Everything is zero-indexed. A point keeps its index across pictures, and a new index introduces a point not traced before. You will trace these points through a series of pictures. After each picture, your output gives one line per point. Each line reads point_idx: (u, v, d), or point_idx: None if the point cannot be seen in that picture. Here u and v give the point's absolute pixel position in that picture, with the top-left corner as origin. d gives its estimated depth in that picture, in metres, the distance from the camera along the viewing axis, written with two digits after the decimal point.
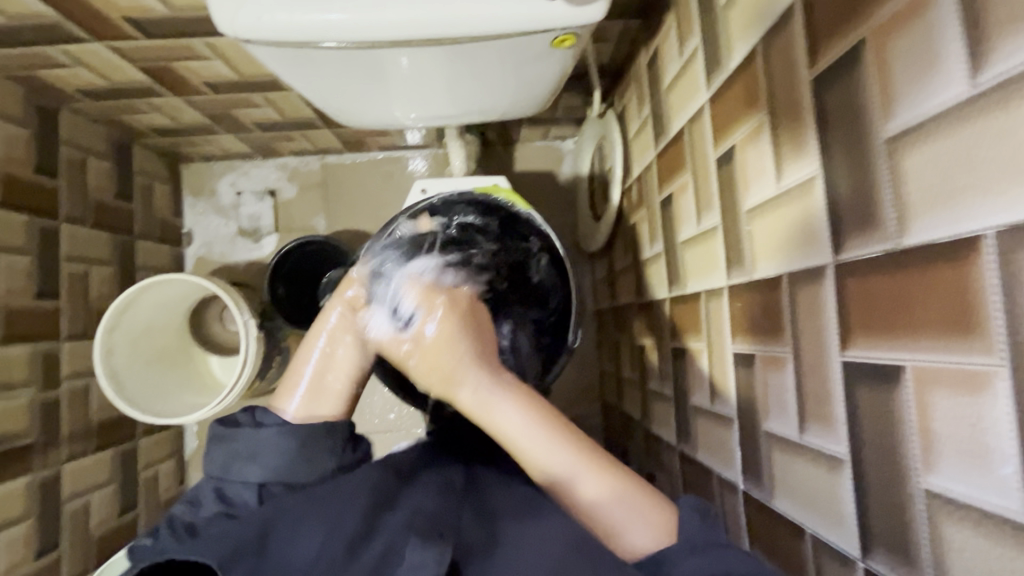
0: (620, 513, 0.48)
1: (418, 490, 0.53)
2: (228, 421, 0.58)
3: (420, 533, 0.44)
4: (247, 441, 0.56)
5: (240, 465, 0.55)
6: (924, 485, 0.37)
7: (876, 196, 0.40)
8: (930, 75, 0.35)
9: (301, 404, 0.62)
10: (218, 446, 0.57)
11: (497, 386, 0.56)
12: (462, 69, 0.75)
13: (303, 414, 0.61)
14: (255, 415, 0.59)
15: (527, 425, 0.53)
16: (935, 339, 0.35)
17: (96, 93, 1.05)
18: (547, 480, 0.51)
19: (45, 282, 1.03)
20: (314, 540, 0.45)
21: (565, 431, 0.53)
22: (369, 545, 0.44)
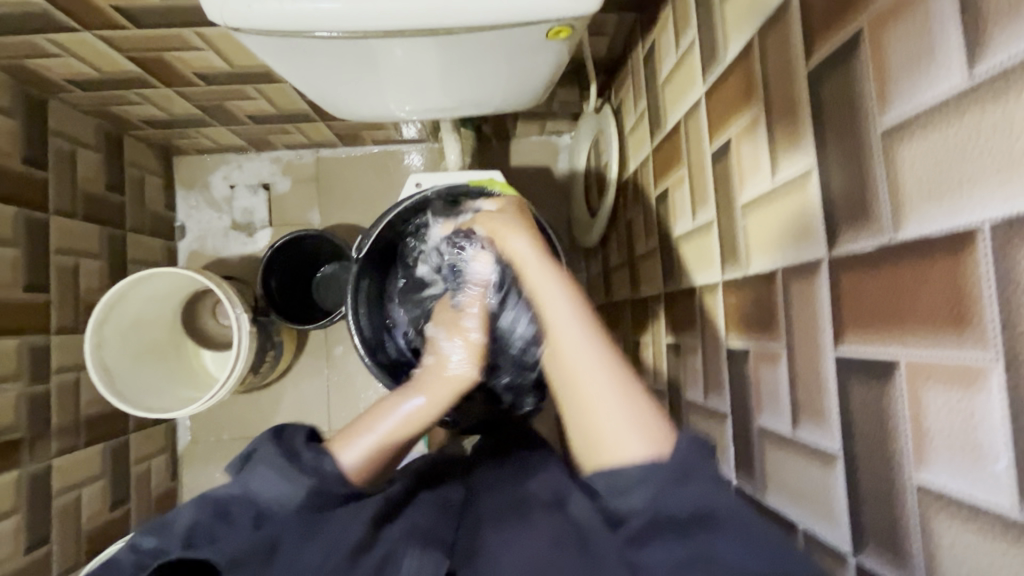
0: (620, 419, 0.52)
1: (419, 507, 0.59)
2: (269, 439, 0.56)
3: (417, 543, 0.52)
4: (283, 477, 0.53)
5: (286, 498, 0.53)
6: (915, 480, 0.37)
7: (871, 188, 0.39)
8: (926, 65, 0.34)
9: (367, 459, 0.59)
10: (271, 474, 0.53)
11: (563, 292, 0.63)
12: (456, 60, 0.74)
13: (363, 470, 0.59)
14: (308, 452, 0.56)
15: (572, 322, 0.60)
16: (928, 333, 0.35)
17: (85, 84, 1.04)
18: (579, 372, 0.56)
19: (34, 275, 1.02)
20: (319, 552, 0.50)
21: (608, 345, 0.58)
22: (368, 556, 0.50)
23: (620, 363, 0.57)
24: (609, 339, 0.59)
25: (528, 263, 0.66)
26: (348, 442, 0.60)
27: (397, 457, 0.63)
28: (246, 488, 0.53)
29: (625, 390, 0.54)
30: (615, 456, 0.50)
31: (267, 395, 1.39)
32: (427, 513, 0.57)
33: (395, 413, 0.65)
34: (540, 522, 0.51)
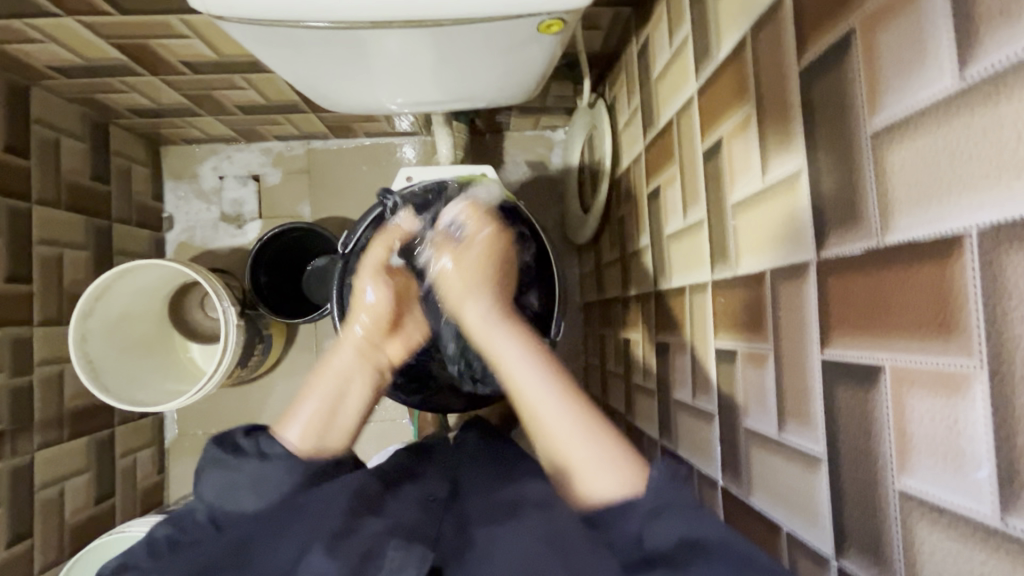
0: (587, 456, 0.52)
1: (399, 501, 0.57)
2: (212, 444, 0.58)
3: (400, 538, 0.49)
4: (227, 469, 0.55)
5: (238, 493, 0.55)
6: (898, 486, 0.37)
7: (861, 191, 0.39)
8: (917, 66, 0.34)
9: (309, 430, 0.61)
10: (216, 472, 0.56)
11: (507, 333, 0.63)
12: (446, 53, 0.73)
13: (308, 445, 0.60)
14: (247, 440, 0.58)
15: (526, 367, 0.59)
16: (914, 339, 0.35)
17: (69, 71, 1.02)
18: (542, 427, 0.55)
19: (16, 266, 1.00)
20: (294, 549, 0.48)
21: (576, 394, 0.57)
22: (350, 540, 0.47)
23: (591, 408, 0.56)
24: (569, 383, 0.58)
25: (478, 318, 0.66)
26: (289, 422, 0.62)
27: (332, 424, 0.63)
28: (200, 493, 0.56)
29: (584, 425, 0.54)
30: (594, 493, 0.50)
31: (256, 389, 1.38)
32: (411, 514, 0.55)
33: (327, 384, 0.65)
34: (528, 520, 0.51)
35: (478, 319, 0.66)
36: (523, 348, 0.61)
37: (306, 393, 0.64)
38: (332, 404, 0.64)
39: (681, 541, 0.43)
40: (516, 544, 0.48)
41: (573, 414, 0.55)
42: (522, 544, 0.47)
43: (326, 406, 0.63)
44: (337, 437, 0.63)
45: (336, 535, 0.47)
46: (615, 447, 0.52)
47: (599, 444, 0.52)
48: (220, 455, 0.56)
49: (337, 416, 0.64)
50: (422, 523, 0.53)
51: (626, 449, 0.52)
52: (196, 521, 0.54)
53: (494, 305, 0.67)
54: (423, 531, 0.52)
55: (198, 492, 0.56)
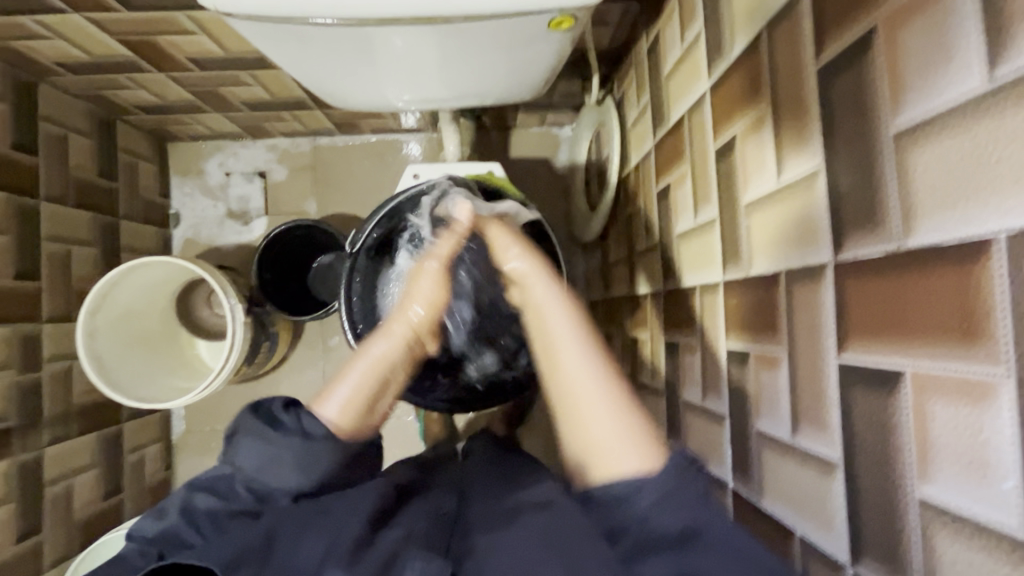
0: (611, 429, 0.49)
1: (410, 513, 0.58)
2: (248, 414, 0.57)
3: (416, 547, 0.50)
4: (268, 443, 0.54)
5: (279, 466, 0.54)
6: (917, 494, 0.36)
7: (881, 192, 0.38)
8: (943, 64, 0.33)
9: (348, 408, 0.57)
10: (256, 442, 0.55)
11: (562, 307, 0.59)
12: (455, 50, 0.72)
13: (347, 424, 0.57)
14: (286, 416, 0.56)
15: (575, 344, 0.55)
16: (937, 345, 0.34)
17: (76, 67, 1.01)
18: (589, 427, 0.50)
19: (24, 263, 1.01)
20: (318, 548, 0.48)
21: (606, 358, 0.55)
22: (369, 553, 0.48)
23: (620, 386, 0.53)
24: (605, 351, 0.56)
25: (535, 282, 0.62)
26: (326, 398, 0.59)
27: (373, 406, 0.60)
28: (236, 464, 0.55)
29: (620, 408, 0.51)
30: (615, 471, 0.48)
31: (262, 386, 1.38)
32: (421, 522, 0.56)
33: (366, 354, 0.61)
34: (529, 522, 0.53)
35: (522, 270, 0.64)
36: (574, 323, 0.58)
37: (342, 371, 0.60)
38: (371, 389, 0.59)
39: (684, 529, 0.44)
40: (521, 547, 0.49)
41: (614, 403, 0.51)
42: (523, 544, 0.49)
43: (366, 387, 0.59)
44: (375, 420, 0.60)
45: (355, 547, 0.48)
46: (636, 427, 0.49)
47: (630, 441, 0.48)
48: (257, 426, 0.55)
49: (376, 402, 0.60)
50: (433, 532, 0.55)
51: (650, 432, 0.49)
52: (237, 490, 0.55)
53: (540, 262, 0.64)
54: (435, 540, 0.53)
55: (235, 460, 0.55)
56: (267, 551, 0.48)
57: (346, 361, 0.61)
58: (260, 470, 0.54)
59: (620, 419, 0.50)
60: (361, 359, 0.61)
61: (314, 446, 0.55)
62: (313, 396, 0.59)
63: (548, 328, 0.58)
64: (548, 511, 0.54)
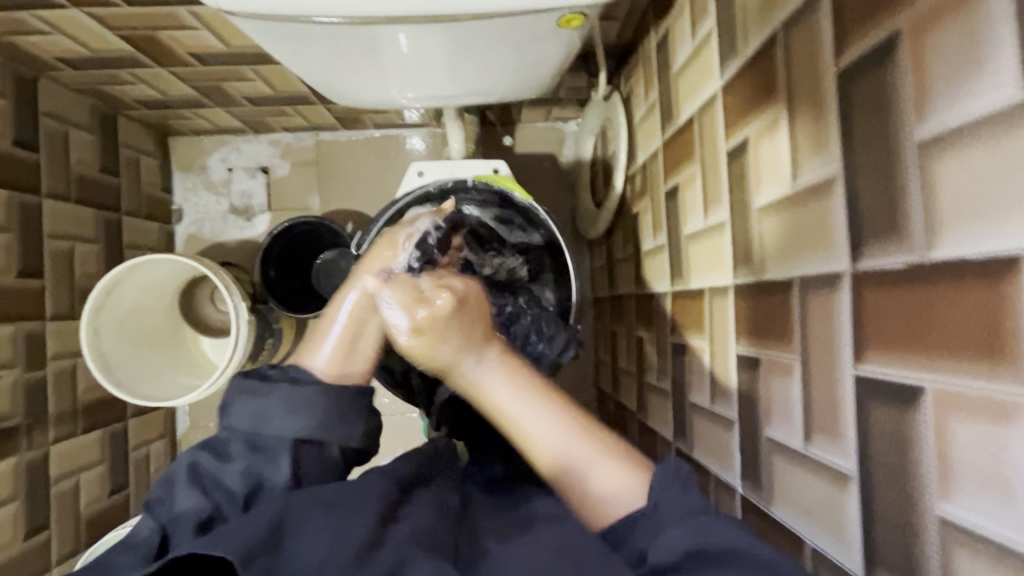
0: (587, 470, 0.52)
1: (417, 506, 0.54)
2: (239, 377, 0.58)
3: (425, 551, 0.46)
4: (258, 399, 0.55)
5: (273, 418, 0.55)
6: (936, 512, 0.35)
7: (903, 202, 0.37)
8: (974, 74, 0.32)
9: (334, 357, 0.61)
10: (250, 401, 0.56)
11: (499, 377, 0.56)
12: (461, 48, 0.71)
13: (333, 372, 0.61)
14: (274, 371, 0.58)
15: (528, 405, 0.55)
16: (959, 362, 0.33)
17: (76, 62, 1.00)
18: (548, 448, 0.54)
19: (27, 261, 1.00)
20: (321, 550, 0.45)
21: (579, 412, 0.56)
22: (378, 556, 0.45)
23: (577, 411, 0.56)
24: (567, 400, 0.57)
25: (462, 363, 0.57)
26: (313, 350, 0.62)
27: (354, 350, 0.62)
28: (230, 424, 0.56)
29: (601, 447, 0.54)
30: (603, 486, 0.52)
31: None
32: (429, 516, 0.52)
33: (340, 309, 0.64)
34: (545, 531, 0.50)
35: (450, 353, 0.57)
36: (520, 388, 0.56)
37: (324, 325, 0.63)
38: (348, 334, 0.62)
39: (689, 552, 0.42)
40: (536, 555, 0.47)
41: (581, 430, 0.55)
42: (542, 555, 0.47)
43: (345, 336, 0.62)
44: (359, 364, 0.62)
45: (361, 549, 0.45)
46: (612, 445, 0.54)
47: (605, 456, 0.53)
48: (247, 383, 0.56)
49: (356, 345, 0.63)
50: (440, 528, 0.51)
51: (623, 447, 0.54)
52: (232, 448, 0.55)
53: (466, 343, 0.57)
54: (443, 537, 0.50)
55: (230, 423, 0.56)
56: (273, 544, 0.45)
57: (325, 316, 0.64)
58: (256, 426, 0.55)
59: (586, 439, 0.54)
60: (335, 315, 0.64)
61: (305, 397, 0.56)
62: (300, 348, 0.63)
63: (490, 400, 0.56)
64: (562, 526, 0.50)
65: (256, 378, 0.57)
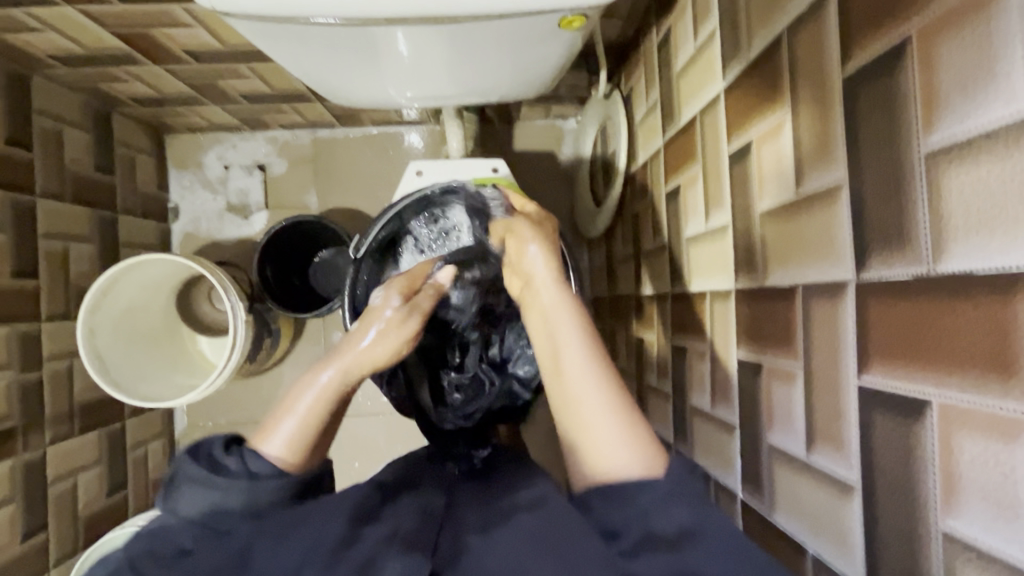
0: (597, 410, 0.54)
1: (399, 508, 0.56)
2: (187, 458, 0.53)
3: (399, 548, 0.48)
4: (210, 487, 0.51)
5: (227, 505, 0.51)
6: (940, 526, 0.35)
7: (910, 213, 0.37)
8: (986, 85, 0.31)
9: (294, 441, 0.56)
10: (198, 490, 0.51)
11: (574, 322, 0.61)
12: (461, 48, 0.70)
13: (294, 457, 0.56)
14: (229, 457, 0.54)
15: (571, 329, 0.61)
16: (967, 378, 0.33)
17: (69, 60, 0.99)
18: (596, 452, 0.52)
19: (22, 261, 0.99)
20: (290, 562, 0.46)
21: (596, 341, 0.60)
22: (349, 555, 0.47)
23: (623, 401, 0.55)
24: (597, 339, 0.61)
25: (546, 290, 0.65)
26: (271, 431, 0.57)
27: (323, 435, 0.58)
28: (174, 513, 0.51)
29: (615, 403, 0.55)
30: (589, 415, 0.55)
31: (264, 381, 1.38)
32: (410, 519, 0.53)
33: (312, 387, 0.60)
34: (524, 524, 0.51)
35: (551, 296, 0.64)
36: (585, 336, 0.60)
37: (289, 405, 0.58)
38: (321, 416, 0.58)
39: (681, 529, 0.44)
40: (506, 552, 0.48)
41: (621, 430, 0.53)
42: (515, 546, 0.48)
43: (311, 419, 0.57)
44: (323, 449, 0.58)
45: (338, 546, 0.47)
46: (638, 438, 0.52)
47: (630, 447, 0.51)
48: (196, 470, 0.52)
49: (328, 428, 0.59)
50: (423, 528, 0.52)
51: (651, 444, 0.52)
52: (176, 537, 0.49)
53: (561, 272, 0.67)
54: (425, 536, 0.51)
55: (176, 510, 0.51)
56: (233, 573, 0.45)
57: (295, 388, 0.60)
58: (209, 510, 0.51)
59: (624, 435, 0.52)
60: (306, 388, 0.60)
61: (260, 481, 0.52)
62: (254, 432, 0.58)
63: (561, 338, 0.61)
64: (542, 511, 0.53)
65: (207, 466, 0.52)
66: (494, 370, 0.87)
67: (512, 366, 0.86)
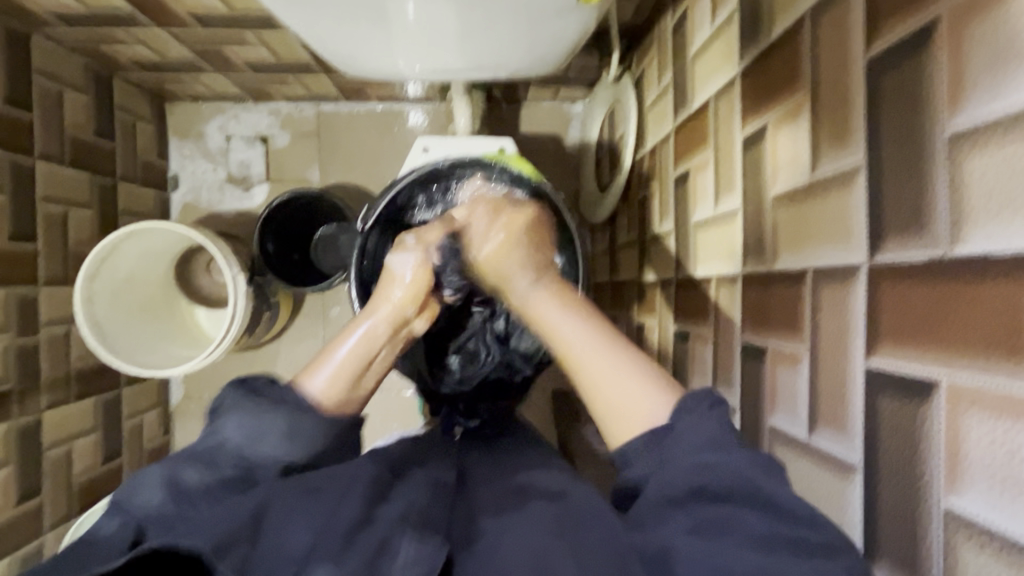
0: (615, 377, 0.53)
1: (409, 486, 0.54)
2: (233, 388, 0.56)
3: (412, 530, 0.47)
4: (256, 415, 0.53)
5: (267, 438, 0.52)
6: (942, 504, 0.36)
7: (929, 196, 0.37)
8: (1012, 66, 0.32)
9: (335, 382, 0.60)
10: (240, 416, 0.53)
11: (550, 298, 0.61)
12: (474, 19, 0.69)
13: (335, 398, 0.59)
14: (271, 390, 0.57)
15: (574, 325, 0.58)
16: (977, 360, 0.33)
17: (71, 19, 0.96)
18: (603, 390, 0.53)
19: (21, 223, 0.98)
20: (306, 531, 0.45)
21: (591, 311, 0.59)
22: (365, 534, 0.46)
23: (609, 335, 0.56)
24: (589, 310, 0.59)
25: (522, 277, 0.64)
26: (316, 368, 0.61)
27: (364, 373, 0.62)
28: (217, 439, 0.53)
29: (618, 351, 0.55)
30: (615, 397, 0.52)
31: (261, 355, 1.37)
32: (421, 496, 0.53)
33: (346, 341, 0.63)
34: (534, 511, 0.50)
35: (523, 291, 0.63)
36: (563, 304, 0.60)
37: (329, 348, 0.63)
38: (358, 358, 0.62)
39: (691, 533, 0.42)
40: (508, 541, 0.47)
41: (611, 353, 0.54)
42: (531, 532, 0.47)
43: (355, 357, 0.62)
44: (369, 382, 0.62)
45: (352, 528, 0.46)
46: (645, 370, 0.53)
47: (632, 372, 0.53)
48: (243, 398, 0.54)
49: (369, 369, 0.63)
50: (433, 508, 0.52)
51: (654, 372, 0.53)
52: (221, 461, 0.51)
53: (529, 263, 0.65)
54: (435, 517, 0.51)
55: (219, 435, 0.53)
56: (256, 530, 0.45)
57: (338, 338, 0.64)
58: (248, 439, 0.52)
59: (617, 353, 0.54)
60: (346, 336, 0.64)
61: (303, 418, 0.54)
62: (299, 369, 0.61)
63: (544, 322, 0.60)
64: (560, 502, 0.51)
65: (250, 394, 0.55)
66: (496, 342, 0.84)
67: (514, 342, 0.84)
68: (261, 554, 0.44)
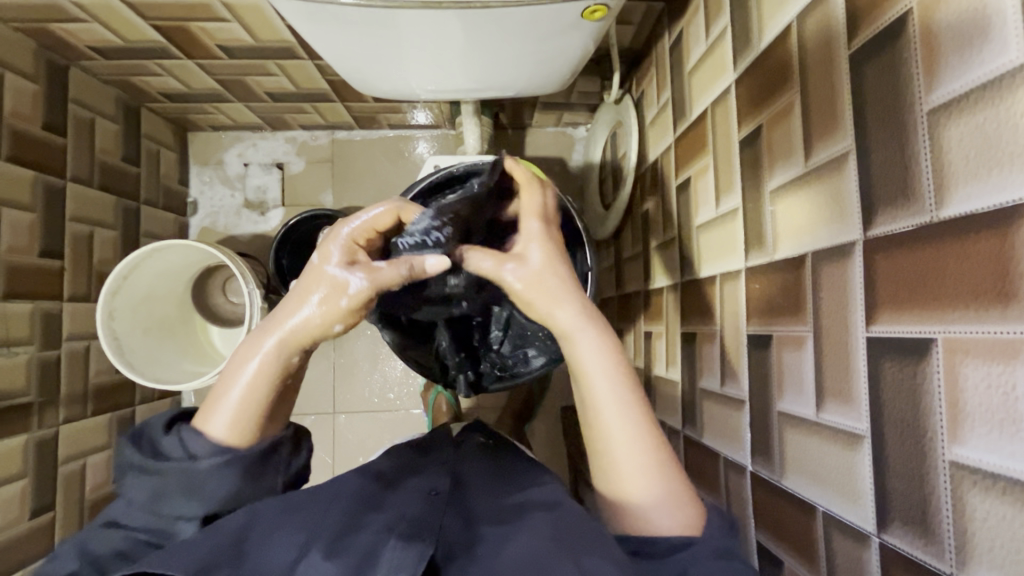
0: (655, 491, 0.51)
1: (402, 495, 0.56)
2: (125, 444, 0.54)
3: (401, 536, 0.48)
4: (150, 476, 0.51)
5: (170, 501, 0.51)
6: (948, 456, 0.37)
7: (911, 167, 0.40)
8: (979, 42, 0.35)
9: (233, 425, 0.54)
10: (141, 478, 0.52)
11: (592, 334, 0.57)
12: (484, 38, 0.74)
13: (236, 437, 0.54)
14: (166, 439, 0.54)
15: (611, 388, 0.54)
16: (969, 311, 0.35)
17: (106, 52, 1.03)
18: (629, 489, 0.52)
19: (49, 242, 1.02)
20: (291, 546, 0.48)
21: (628, 371, 0.56)
22: (352, 540, 0.48)
23: (648, 418, 0.54)
24: (628, 371, 0.56)
25: (562, 305, 0.58)
26: (212, 410, 0.55)
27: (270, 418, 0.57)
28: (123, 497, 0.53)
29: (660, 460, 0.52)
30: (639, 496, 0.52)
31: None
32: (415, 504, 0.54)
33: (243, 374, 0.55)
34: (533, 522, 0.51)
35: (569, 318, 0.57)
36: (605, 350, 0.56)
37: (230, 378, 0.55)
38: (262, 398, 0.55)
39: None
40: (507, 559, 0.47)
41: (642, 444, 0.53)
42: (531, 539, 0.48)
43: (256, 398, 0.55)
44: (272, 423, 0.57)
45: (338, 535, 0.49)
46: (674, 483, 0.52)
47: (659, 474, 0.52)
48: (134, 458, 0.52)
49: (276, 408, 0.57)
50: (428, 514, 0.53)
51: (683, 485, 0.52)
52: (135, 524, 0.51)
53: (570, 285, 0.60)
54: (431, 522, 0.51)
55: (126, 497, 0.53)
56: (240, 551, 0.46)
57: (241, 353, 0.57)
58: (155, 499, 0.51)
59: (648, 454, 0.52)
60: (241, 366, 0.56)
61: (200, 471, 0.52)
62: (197, 410, 0.56)
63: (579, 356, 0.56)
64: (552, 513, 0.53)
65: (144, 450, 0.53)
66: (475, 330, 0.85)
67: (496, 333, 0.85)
68: (250, 565, 0.46)
